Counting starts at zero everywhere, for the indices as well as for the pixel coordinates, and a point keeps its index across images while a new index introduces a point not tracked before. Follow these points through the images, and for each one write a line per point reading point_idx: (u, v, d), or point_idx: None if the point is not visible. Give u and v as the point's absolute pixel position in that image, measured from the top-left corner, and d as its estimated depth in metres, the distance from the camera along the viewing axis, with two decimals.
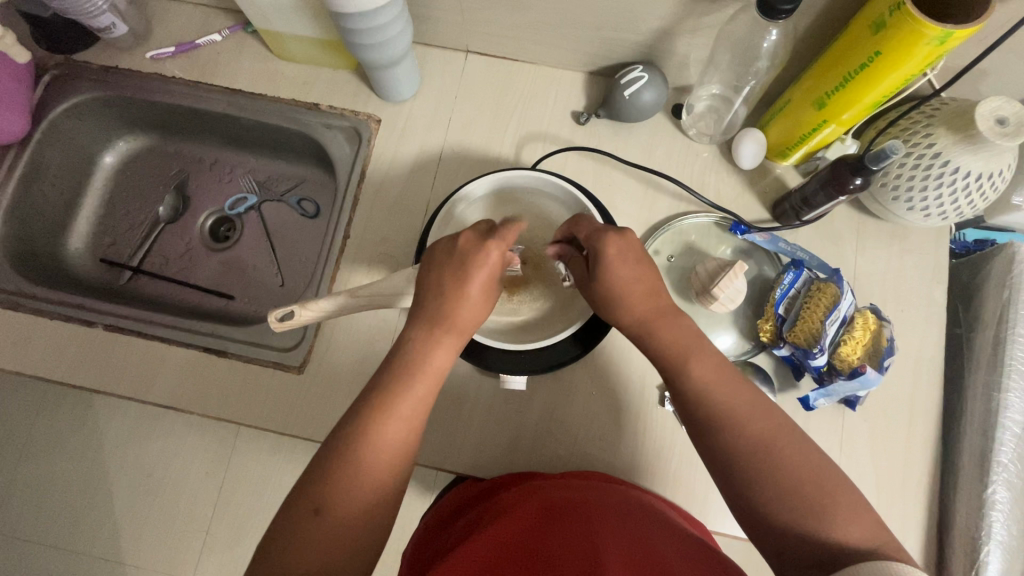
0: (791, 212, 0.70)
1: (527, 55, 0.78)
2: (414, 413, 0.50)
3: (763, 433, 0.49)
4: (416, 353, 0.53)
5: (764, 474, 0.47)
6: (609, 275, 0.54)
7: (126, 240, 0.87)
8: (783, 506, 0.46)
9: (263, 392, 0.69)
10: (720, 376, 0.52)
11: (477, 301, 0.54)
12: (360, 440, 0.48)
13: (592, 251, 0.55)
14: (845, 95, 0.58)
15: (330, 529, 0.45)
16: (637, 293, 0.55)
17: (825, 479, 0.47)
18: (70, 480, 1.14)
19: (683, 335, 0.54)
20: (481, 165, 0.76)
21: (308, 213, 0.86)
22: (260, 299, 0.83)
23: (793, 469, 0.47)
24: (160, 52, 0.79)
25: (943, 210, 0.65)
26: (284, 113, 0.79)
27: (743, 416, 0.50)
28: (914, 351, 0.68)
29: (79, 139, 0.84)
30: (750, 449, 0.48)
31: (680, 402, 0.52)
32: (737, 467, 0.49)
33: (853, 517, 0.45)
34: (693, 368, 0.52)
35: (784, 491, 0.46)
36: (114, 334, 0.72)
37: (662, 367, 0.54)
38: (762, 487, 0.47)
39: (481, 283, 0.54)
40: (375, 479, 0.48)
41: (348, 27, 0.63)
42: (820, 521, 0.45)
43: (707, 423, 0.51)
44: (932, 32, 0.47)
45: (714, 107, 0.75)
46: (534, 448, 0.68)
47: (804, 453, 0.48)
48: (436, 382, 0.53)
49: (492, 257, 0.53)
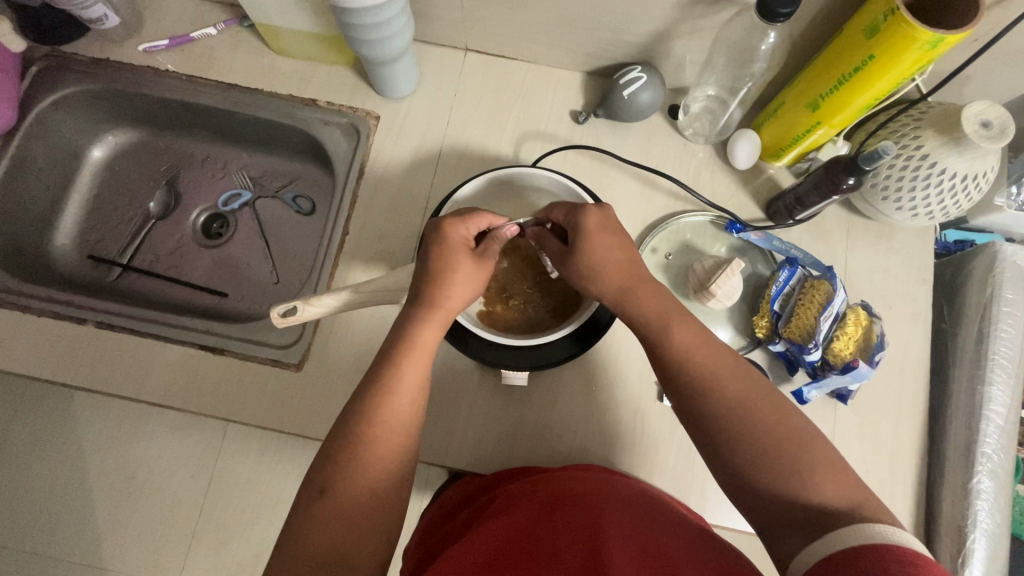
0: (785, 211, 0.72)
1: (525, 54, 0.79)
2: (417, 390, 0.52)
3: (743, 396, 0.50)
4: (402, 332, 0.53)
5: (743, 439, 0.48)
6: (588, 244, 0.56)
7: (114, 236, 0.85)
8: (763, 470, 0.47)
9: (261, 390, 0.69)
10: (702, 343, 0.53)
11: (462, 282, 0.55)
12: (362, 426, 0.49)
13: (573, 229, 0.58)
14: (837, 98, 0.60)
15: (333, 512, 0.46)
16: (612, 266, 0.56)
17: (803, 440, 0.48)
18: (50, 485, 1.10)
19: (689, 337, 0.53)
20: (481, 163, 0.76)
21: (303, 210, 0.85)
22: (254, 296, 0.82)
23: (772, 429, 0.48)
24: (154, 45, 0.78)
25: (930, 210, 0.67)
26: (281, 109, 0.78)
27: (722, 381, 0.51)
28: (902, 345, 0.70)
29: (67, 133, 0.82)
30: (730, 416, 0.49)
31: (661, 369, 0.53)
32: (720, 432, 0.49)
33: (832, 476, 0.46)
34: (674, 332, 0.53)
35: (764, 455, 0.47)
36: (105, 332, 0.71)
37: (644, 335, 0.55)
38: (742, 452, 0.48)
39: (465, 266, 0.56)
40: (379, 469, 0.48)
41: (367, 40, 0.66)
42: (802, 484, 0.46)
43: (687, 388, 0.51)
44: (924, 38, 0.49)
45: (710, 108, 0.77)
46: (534, 445, 0.69)
47: (781, 416, 0.49)
48: (429, 359, 0.53)
49: (456, 238, 0.56)
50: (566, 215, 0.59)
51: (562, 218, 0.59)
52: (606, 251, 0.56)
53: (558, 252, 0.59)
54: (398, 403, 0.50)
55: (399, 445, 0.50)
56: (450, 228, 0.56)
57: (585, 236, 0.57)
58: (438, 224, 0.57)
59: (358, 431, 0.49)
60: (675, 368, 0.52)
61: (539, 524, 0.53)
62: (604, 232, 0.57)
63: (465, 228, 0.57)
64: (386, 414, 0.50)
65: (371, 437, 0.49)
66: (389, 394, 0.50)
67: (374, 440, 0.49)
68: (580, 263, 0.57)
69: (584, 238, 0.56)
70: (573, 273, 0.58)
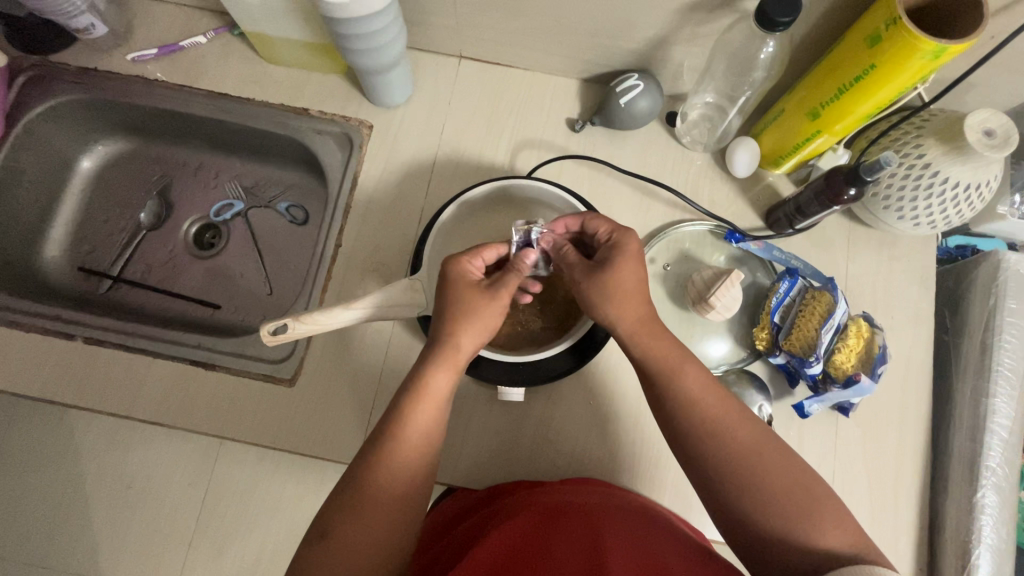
0: (785, 220, 0.70)
1: (520, 61, 0.77)
2: (427, 438, 0.51)
3: (750, 442, 0.49)
4: (413, 379, 0.52)
5: (751, 485, 0.47)
6: (618, 266, 0.55)
7: (105, 248, 0.84)
8: (769, 514, 0.46)
9: (254, 406, 0.68)
10: (708, 387, 0.52)
11: (472, 327, 0.54)
12: (366, 471, 0.48)
13: (613, 244, 0.57)
14: (838, 106, 0.59)
15: (332, 557, 0.45)
16: (633, 303, 0.55)
17: (809, 485, 0.47)
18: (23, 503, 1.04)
19: (706, 383, 0.52)
20: (476, 172, 0.75)
21: (297, 220, 0.84)
22: (248, 308, 0.81)
23: (780, 475, 0.47)
24: (143, 54, 0.77)
25: (932, 219, 0.66)
26: (273, 118, 0.77)
27: (730, 426, 0.50)
28: (905, 356, 0.69)
29: (56, 144, 0.81)
30: (738, 461, 0.48)
31: (666, 410, 0.52)
32: (727, 476, 0.48)
33: (839, 523, 0.45)
34: (688, 376, 0.52)
35: (771, 501, 0.46)
36: (94, 347, 0.69)
37: (650, 376, 0.53)
38: (748, 498, 0.47)
39: (474, 305, 0.55)
40: (381, 515, 0.47)
41: (360, 49, 0.65)
42: (809, 530, 0.45)
43: (693, 433, 0.50)
44: (927, 47, 0.48)
45: (708, 116, 0.75)
46: (531, 460, 0.67)
47: (788, 462, 0.48)
48: (439, 408, 0.52)
49: (458, 275, 0.57)
50: (609, 232, 0.59)
51: (605, 234, 0.58)
52: (634, 288, 0.55)
53: (583, 265, 0.57)
54: (405, 452, 0.49)
55: (406, 497, 0.49)
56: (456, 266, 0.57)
57: (620, 255, 0.56)
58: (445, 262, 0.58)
59: (359, 477, 0.48)
60: (682, 411, 0.51)
61: (536, 537, 0.52)
62: (634, 264, 0.56)
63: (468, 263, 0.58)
64: (392, 463, 0.49)
65: (373, 481, 0.48)
66: (396, 441, 0.49)
67: (376, 486, 0.48)
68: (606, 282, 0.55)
69: (618, 257, 0.56)
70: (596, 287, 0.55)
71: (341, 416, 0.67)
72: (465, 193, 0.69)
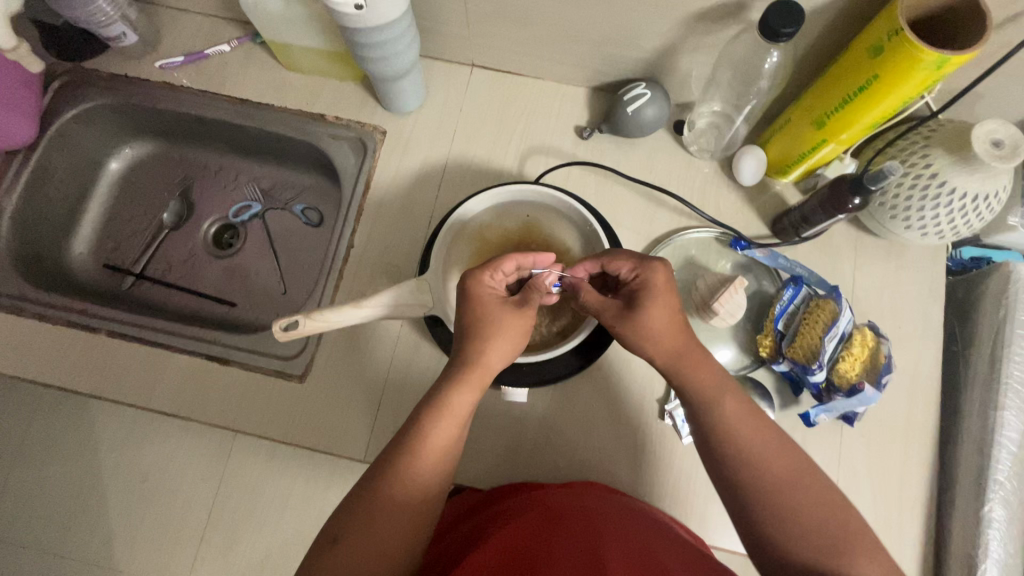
0: (791, 229, 0.70)
1: (531, 70, 0.79)
2: (448, 450, 0.52)
3: (787, 470, 0.49)
4: (437, 396, 0.53)
5: (787, 514, 0.47)
6: (651, 306, 0.55)
7: (129, 246, 0.87)
8: (804, 542, 0.46)
9: (265, 400, 0.70)
10: (749, 418, 0.52)
11: (498, 343, 0.56)
12: (381, 480, 0.50)
13: (642, 284, 0.56)
14: (843, 116, 0.59)
15: (343, 562, 0.46)
16: (666, 331, 0.55)
17: (843, 518, 0.47)
18: (23, 500, 1.03)
19: (745, 415, 0.52)
20: (485, 177, 0.77)
21: (311, 221, 0.87)
22: (263, 306, 0.84)
23: (817, 507, 0.47)
24: (169, 62, 0.81)
25: (939, 229, 0.66)
26: (291, 123, 0.80)
27: (760, 454, 0.50)
28: (912, 367, 0.69)
29: (86, 146, 0.85)
30: (771, 492, 0.48)
31: (706, 434, 0.52)
32: (761, 502, 0.48)
33: (872, 556, 0.45)
34: (728, 406, 0.52)
35: (804, 532, 0.46)
36: (116, 340, 0.72)
37: (689, 402, 0.54)
38: (777, 524, 0.47)
39: (505, 319, 0.56)
40: (392, 524, 0.48)
41: (374, 57, 0.67)
42: (842, 560, 0.44)
43: (723, 459, 0.51)
44: (929, 58, 0.49)
45: (715, 124, 0.76)
46: (533, 461, 0.68)
47: (823, 495, 0.48)
48: (460, 425, 0.53)
49: (483, 291, 0.58)
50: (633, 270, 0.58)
51: (630, 272, 0.58)
52: (662, 318, 0.55)
53: (613, 309, 0.57)
54: (422, 464, 0.51)
55: (418, 510, 0.50)
56: (483, 287, 0.58)
57: (650, 295, 0.55)
58: (466, 279, 0.58)
59: (371, 485, 0.49)
60: (722, 439, 0.51)
61: (537, 537, 0.52)
62: (664, 294, 0.55)
63: (490, 282, 0.58)
64: (409, 475, 0.50)
65: (387, 492, 0.49)
66: (415, 452, 0.51)
67: (387, 496, 0.49)
68: (637, 326, 0.55)
69: (649, 297, 0.55)
70: (627, 330, 0.56)
71: (349, 413, 0.69)
72: (494, 190, 0.71)
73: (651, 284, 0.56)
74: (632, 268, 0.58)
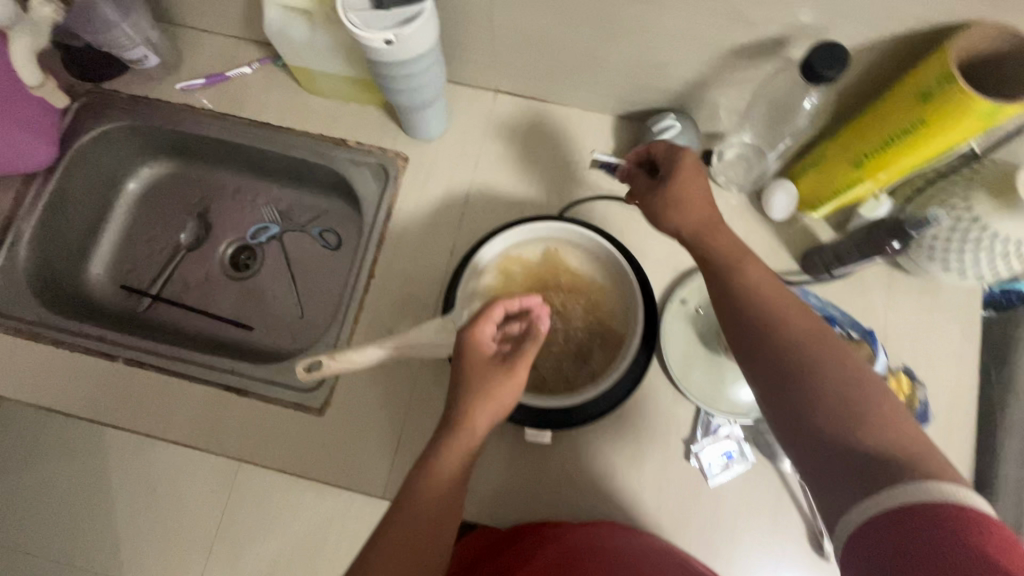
0: (822, 265, 0.68)
1: (556, 96, 0.78)
2: (442, 516, 0.50)
3: (808, 338, 0.48)
4: (425, 460, 0.52)
5: (806, 377, 0.46)
6: (680, 182, 0.55)
7: (146, 267, 0.87)
8: (822, 407, 0.45)
9: (284, 433, 0.69)
10: (774, 287, 0.52)
11: (483, 405, 0.54)
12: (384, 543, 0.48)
13: (669, 163, 0.57)
14: (882, 156, 0.58)
15: None
16: (697, 203, 0.55)
17: (867, 386, 0.45)
18: (32, 517, 1.02)
19: (769, 284, 0.51)
20: (509, 206, 0.75)
21: (330, 245, 0.86)
22: (279, 331, 0.83)
23: (838, 368, 0.46)
24: (191, 84, 0.80)
25: (978, 272, 0.64)
26: (312, 148, 0.79)
27: (782, 318, 0.49)
28: (948, 411, 0.67)
29: (105, 166, 0.84)
30: (795, 360, 0.47)
31: (730, 299, 0.52)
32: (780, 359, 0.48)
33: (892, 426, 0.42)
34: (750, 272, 0.52)
35: (824, 393, 0.45)
36: (135, 368, 0.71)
37: (714, 273, 0.54)
38: (795, 390, 0.46)
39: (491, 379, 0.54)
40: None
41: (400, 88, 0.66)
42: (858, 425, 0.43)
43: (750, 328, 0.50)
44: (981, 106, 0.47)
45: (745, 156, 0.73)
46: (556, 502, 0.67)
47: (847, 360, 0.46)
48: (451, 491, 0.51)
49: (472, 345, 0.56)
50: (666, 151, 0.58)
51: (662, 151, 0.58)
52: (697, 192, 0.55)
53: (647, 184, 0.58)
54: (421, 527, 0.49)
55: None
56: (472, 341, 0.56)
57: (679, 169, 0.55)
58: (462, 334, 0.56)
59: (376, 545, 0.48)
60: (744, 303, 0.51)
61: None
62: (694, 171, 0.55)
63: (481, 335, 0.56)
64: (405, 541, 0.48)
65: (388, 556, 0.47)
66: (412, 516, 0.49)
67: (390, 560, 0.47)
68: (665, 197, 0.55)
69: (678, 173, 0.55)
70: (656, 201, 0.56)
71: (368, 447, 0.68)
72: (519, 226, 0.70)
73: (680, 162, 0.56)
74: (664, 151, 0.58)
